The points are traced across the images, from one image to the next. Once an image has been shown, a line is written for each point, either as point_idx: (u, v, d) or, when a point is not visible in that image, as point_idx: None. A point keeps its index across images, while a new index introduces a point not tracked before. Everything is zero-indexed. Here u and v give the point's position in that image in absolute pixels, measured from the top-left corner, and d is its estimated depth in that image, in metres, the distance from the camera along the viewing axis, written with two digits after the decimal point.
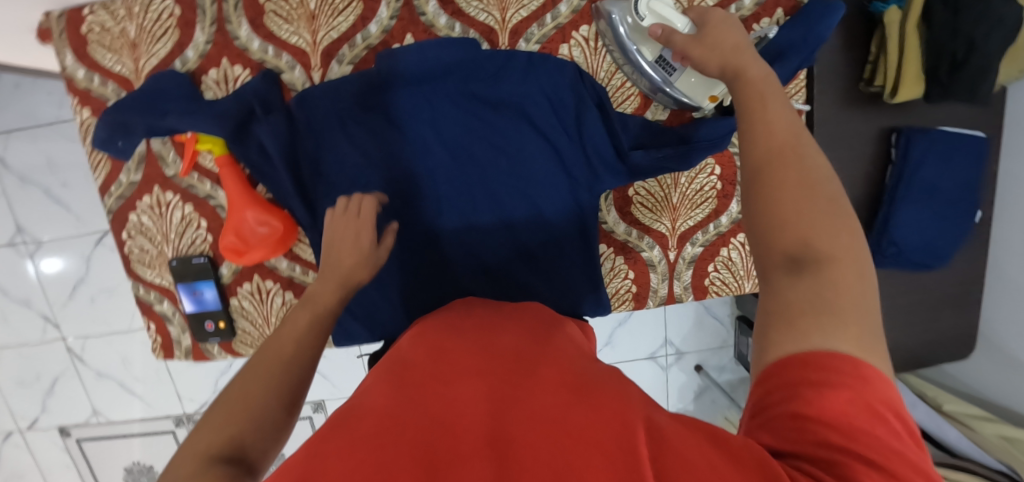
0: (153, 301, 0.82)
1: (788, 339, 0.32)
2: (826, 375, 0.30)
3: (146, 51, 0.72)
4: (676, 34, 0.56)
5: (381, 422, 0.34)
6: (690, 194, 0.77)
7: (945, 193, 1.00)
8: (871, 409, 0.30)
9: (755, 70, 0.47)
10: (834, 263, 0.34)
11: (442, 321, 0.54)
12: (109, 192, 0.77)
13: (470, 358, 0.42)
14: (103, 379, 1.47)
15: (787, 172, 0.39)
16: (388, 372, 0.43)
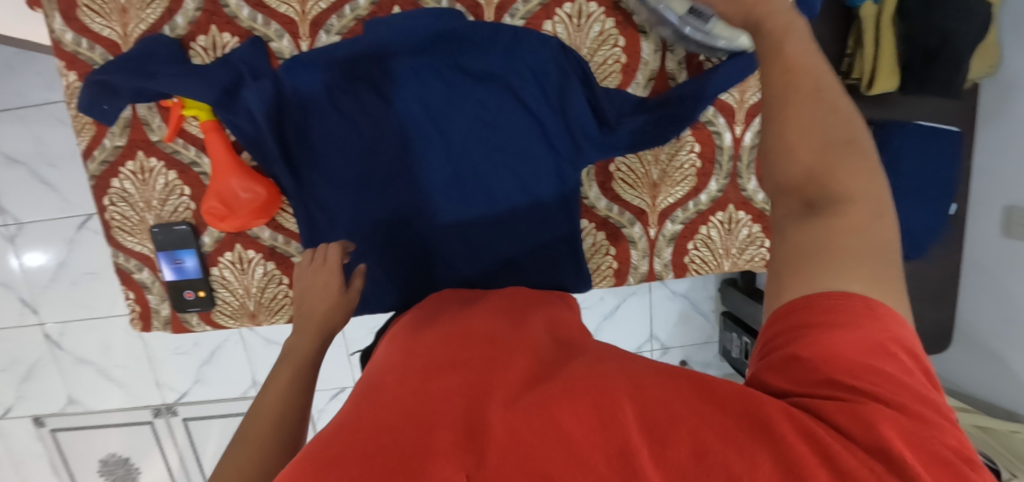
0: (133, 270, 0.82)
1: (799, 283, 0.39)
2: (835, 316, 0.36)
3: (135, 16, 0.73)
4: None
5: (360, 426, 0.35)
6: (670, 171, 0.78)
7: (920, 185, 1.03)
8: (879, 348, 0.35)
9: (774, 21, 0.51)
10: (846, 211, 0.41)
11: (419, 327, 0.55)
12: (92, 157, 0.77)
13: (443, 360, 0.43)
14: (83, 366, 1.44)
15: (811, 123, 0.44)
16: (366, 384, 0.44)
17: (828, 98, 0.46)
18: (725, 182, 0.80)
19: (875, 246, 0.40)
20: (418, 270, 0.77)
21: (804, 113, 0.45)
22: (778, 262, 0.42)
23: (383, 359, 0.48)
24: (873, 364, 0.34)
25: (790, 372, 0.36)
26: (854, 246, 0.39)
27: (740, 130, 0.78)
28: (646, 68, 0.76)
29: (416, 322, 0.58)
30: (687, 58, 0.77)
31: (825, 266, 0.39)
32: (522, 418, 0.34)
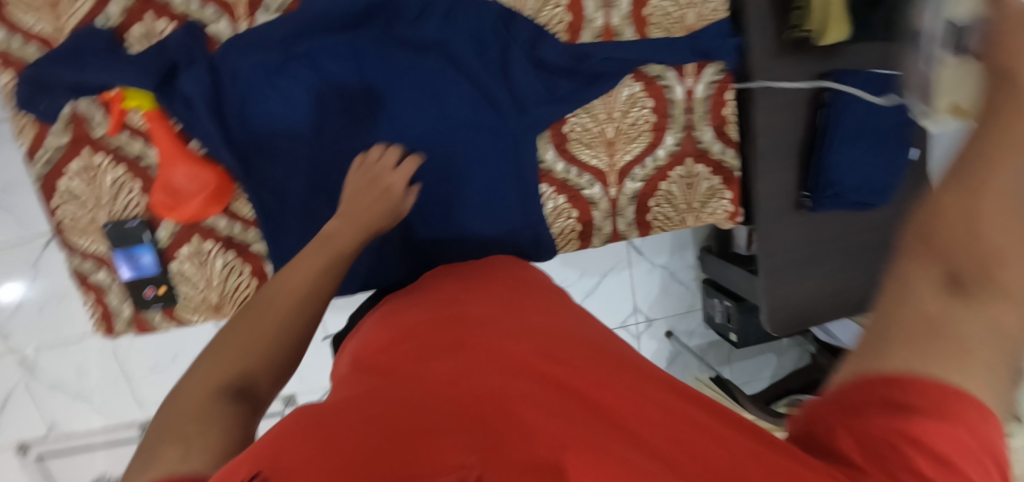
0: (90, 272, 0.80)
1: (911, 351, 0.32)
2: (948, 407, 0.30)
3: (67, 10, 0.71)
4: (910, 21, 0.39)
5: (361, 404, 0.32)
6: (625, 128, 0.79)
7: (878, 131, 1.03)
8: (973, 455, 0.29)
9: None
10: (1005, 298, 0.32)
11: (411, 309, 0.51)
12: (35, 158, 0.75)
13: (449, 346, 0.40)
14: (61, 389, 1.40)
15: (1010, 215, 0.34)
16: (360, 367, 0.41)
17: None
18: (680, 136, 0.81)
19: (1009, 353, 0.32)
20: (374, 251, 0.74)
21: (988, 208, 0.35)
22: (883, 324, 0.35)
23: (377, 337, 0.47)
24: (961, 470, 0.29)
25: (866, 452, 0.31)
26: (985, 342, 0.32)
27: (691, 83, 0.79)
28: (591, 26, 0.76)
29: (410, 303, 0.54)
30: (633, 13, 0.76)
31: (948, 355, 0.31)
32: (540, 407, 0.32)
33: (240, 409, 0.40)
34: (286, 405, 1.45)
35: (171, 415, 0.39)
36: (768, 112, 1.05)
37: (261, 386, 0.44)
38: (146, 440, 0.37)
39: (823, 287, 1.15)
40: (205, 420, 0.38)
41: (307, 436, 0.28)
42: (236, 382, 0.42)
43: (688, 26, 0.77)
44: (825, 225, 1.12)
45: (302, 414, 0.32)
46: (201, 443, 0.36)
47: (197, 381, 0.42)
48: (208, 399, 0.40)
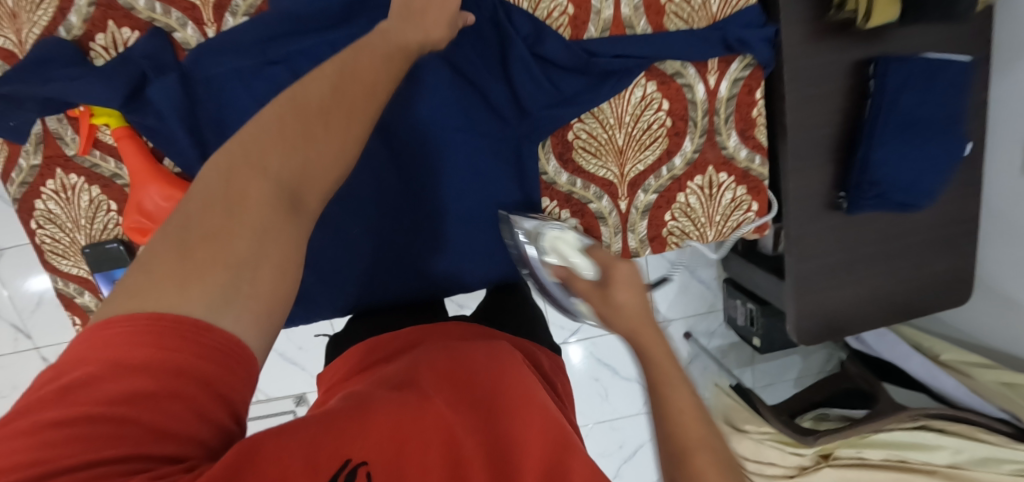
0: (74, 294, 0.77)
1: None
2: None
3: (27, 20, 0.66)
4: (579, 280, 0.57)
5: (431, 416, 0.40)
6: (637, 134, 0.71)
7: (927, 122, 0.92)
8: None
9: (625, 290, 0.52)
10: None
11: (438, 336, 0.58)
12: (10, 179, 0.71)
13: (505, 375, 0.47)
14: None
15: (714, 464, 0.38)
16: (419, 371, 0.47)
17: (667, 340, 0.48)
18: (701, 141, 0.72)
19: None
20: (361, 272, 0.71)
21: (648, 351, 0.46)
22: None
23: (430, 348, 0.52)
24: None
25: None
26: None
27: (713, 80, 0.69)
28: (598, 18, 0.66)
29: (460, 332, 0.59)
30: (645, 2, 0.66)
31: None
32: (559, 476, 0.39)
33: (292, 231, 0.40)
34: (298, 403, 1.44)
35: (219, 198, 0.38)
36: (803, 103, 0.95)
37: (311, 188, 0.43)
38: (187, 226, 0.37)
39: (862, 294, 1.05)
40: (258, 246, 0.38)
41: (391, 442, 0.37)
42: (290, 182, 0.41)
43: (712, 15, 0.67)
44: (870, 227, 1.02)
45: (388, 410, 0.39)
46: (250, 288, 0.36)
47: (248, 162, 0.40)
48: (260, 199, 0.39)
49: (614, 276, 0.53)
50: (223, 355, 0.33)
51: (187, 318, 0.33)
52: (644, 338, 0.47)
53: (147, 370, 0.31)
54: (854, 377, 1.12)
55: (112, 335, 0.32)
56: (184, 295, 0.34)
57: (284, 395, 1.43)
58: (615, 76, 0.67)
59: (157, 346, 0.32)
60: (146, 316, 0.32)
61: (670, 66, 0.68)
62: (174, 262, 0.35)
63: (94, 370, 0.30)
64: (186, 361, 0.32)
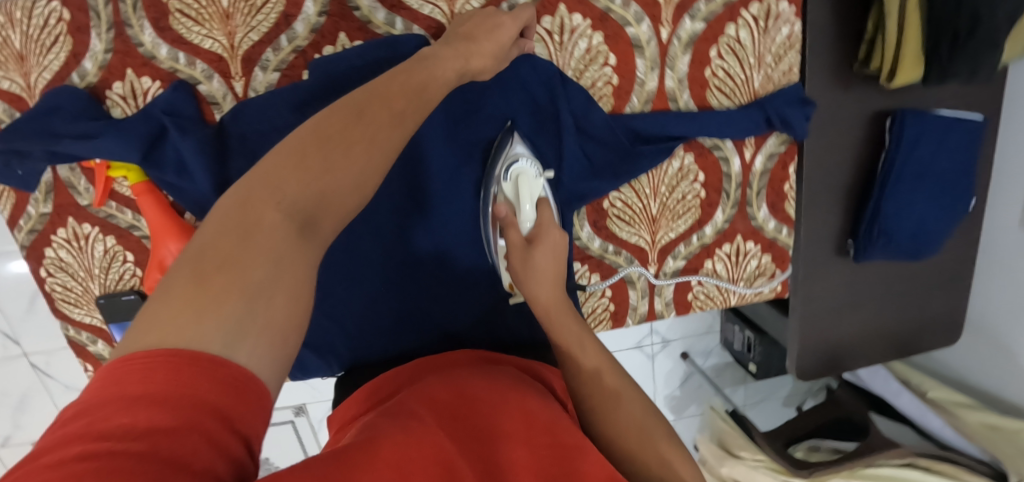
0: (86, 342, 0.74)
1: None
2: None
3: (37, 64, 0.62)
4: (510, 229, 0.56)
5: (432, 447, 0.39)
6: (671, 204, 0.72)
7: (936, 176, 0.94)
8: None
9: (550, 251, 0.54)
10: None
11: (437, 364, 0.61)
12: (17, 227, 0.68)
13: (504, 403, 0.47)
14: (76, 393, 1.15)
15: None
16: (420, 401, 0.46)
17: (573, 308, 0.54)
18: (732, 212, 0.74)
19: None
20: (389, 328, 0.71)
21: (557, 323, 0.52)
22: None
23: (432, 381, 0.51)
24: None
25: None
26: None
27: (749, 154, 0.71)
28: (642, 89, 0.67)
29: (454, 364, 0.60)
30: (690, 76, 0.67)
31: None
32: None
33: (300, 262, 0.35)
34: (296, 413, 1.32)
35: (231, 228, 0.33)
36: (822, 149, 0.95)
37: (330, 216, 0.38)
38: (200, 255, 0.31)
39: (861, 335, 1.08)
40: (272, 273, 0.32)
41: (398, 474, 0.35)
42: (306, 212, 0.36)
43: (754, 90, 0.69)
44: (874, 272, 1.05)
45: (389, 433, 0.39)
46: (264, 318, 0.31)
47: (266, 194, 0.35)
48: (274, 230, 0.34)
49: (545, 240, 0.54)
50: (243, 387, 0.28)
51: (201, 351, 0.27)
52: (555, 319, 0.52)
53: (164, 403, 0.25)
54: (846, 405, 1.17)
55: (123, 372, 0.26)
56: (199, 326, 0.28)
57: (283, 405, 1.31)
58: (658, 145, 0.67)
59: (176, 377, 0.26)
60: (161, 349, 0.27)
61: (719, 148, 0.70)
62: (186, 291, 0.29)
63: (97, 415, 0.24)
64: (203, 395, 0.26)
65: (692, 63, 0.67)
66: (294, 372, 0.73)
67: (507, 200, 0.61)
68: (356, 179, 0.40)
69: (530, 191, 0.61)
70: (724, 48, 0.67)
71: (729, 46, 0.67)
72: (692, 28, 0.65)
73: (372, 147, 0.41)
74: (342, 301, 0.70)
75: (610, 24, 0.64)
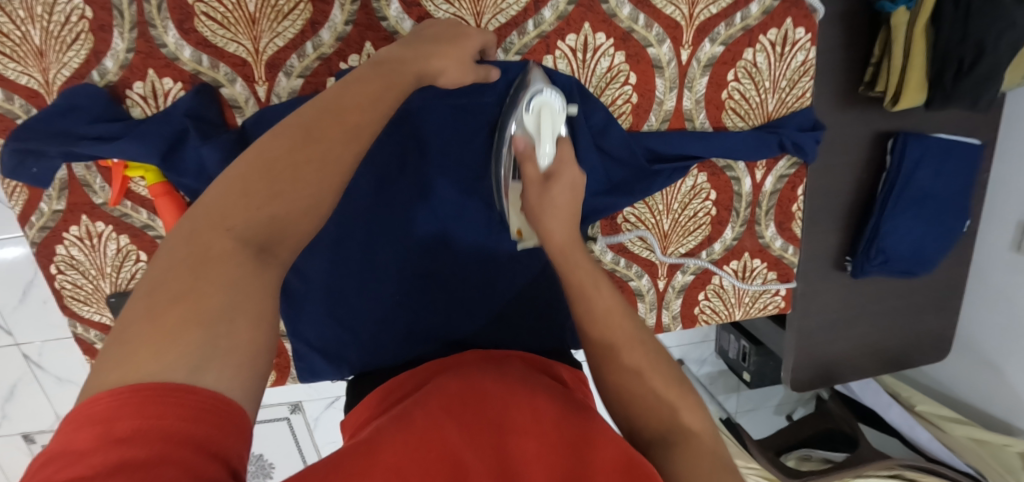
0: (94, 340, 0.74)
1: None
2: None
3: (56, 60, 0.61)
4: (529, 164, 0.58)
5: (435, 448, 0.40)
6: (683, 221, 0.73)
7: (935, 200, 0.97)
8: None
9: (567, 177, 0.59)
10: None
11: (454, 361, 0.62)
12: (29, 223, 0.67)
13: (513, 399, 0.48)
14: (68, 386, 1.11)
15: None
16: (431, 402, 0.47)
17: (583, 247, 0.58)
18: (741, 230, 0.75)
19: None
20: (401, 336, 0.70)
21: (570, 257, 0.56)
22: None
23: (443, 382, 0.52)
24: None
25: None
26: None
27: (760, 175, 0.73)
28: (660, 108, 0.69)
29: (467, 359, 0.61)
30: (707, 97, 0.69)
31: None
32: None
33: (259, 283, 0.36)
34: (292, 411, 1.31)
35: (183, 259, 0.34)
36: (826, 167, 0.98)
37: (285, 244, 0.40)
38: (156, 291, 0.32)
39: (856, 349, 1.11)
40: (230, 300, 0.34)
41: (395, 473, 0.36)
42: (259, 238, 0.38)
43: (767, 113, 0.71)
44: (870, 289, 1.08)
45: (392, 437, 0.41)
46: (228, 342, 0.32)
47: (211, 222, 0.37)
48: (227, 257, 0.35)
49: (563, 175, 0.58)
50: (212, 414, 0.29)
51: (162, 382, 0.29)
52: (568, 255, 0.56)
53: (136, 440, 0.26)
54: (837, 419, 1.21)
55: (92, 415, 0.27)
56: (158, 359, 0.30)
57: (279, 402, 1.29)
58: (684, 164, 0.69)
59: (144, 414, 0.27)
60: (122, 388, 0.28)
61: (733, 170, 0.72)
62: (144, 327, 0.31)
63: (73, 455, 0.25)
64: (174, 427, 0.27)
65: (710, 85, 0.69)
66: (303, 375, 0.73)
67: (526, 135, 0.60)
68: (313, 196, 0.42)
69: (552, 126, 0.59)
70: (741, 71, 0.69)
71: (746, 70, 0.69)
72: (712, 50, 0.67)
73: (326, 165, 0.43)
74: (355, 307, 0.70)
75: (631, 44, 0.66)
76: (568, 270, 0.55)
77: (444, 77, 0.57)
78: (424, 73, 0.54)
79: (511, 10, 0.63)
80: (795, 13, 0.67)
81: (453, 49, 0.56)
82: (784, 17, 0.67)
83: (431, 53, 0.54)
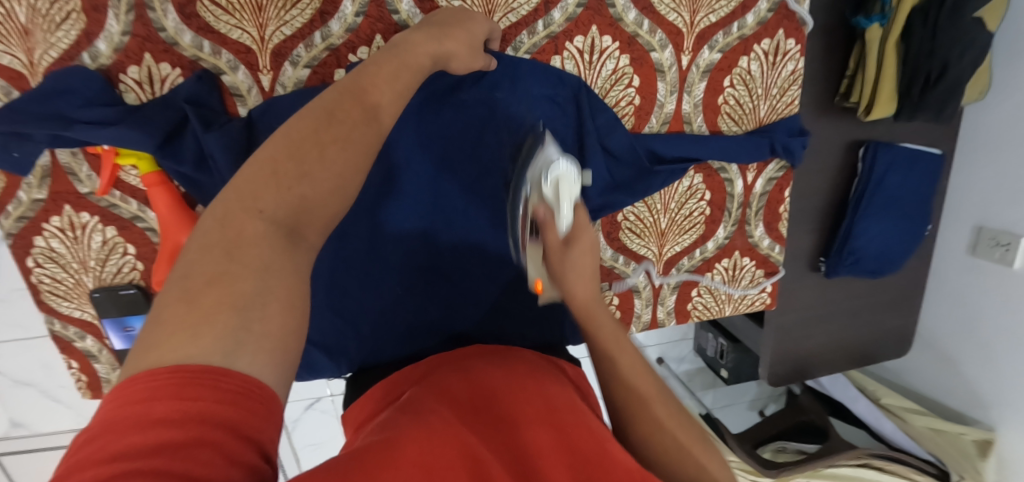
0: (73, 338, 0.70)
1: None
2: None
3: (43, 40, 0.57)
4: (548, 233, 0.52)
5: (453, 439, 0.39)
6: (679, 220, 0.76)
7: (902, 204, 1.03)
8: None
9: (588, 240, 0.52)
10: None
11: (458, 351, 0.61)
12: (5, 212, 0.62)
13: (523, 393, 0.46)
14: (26, 391, 0.96)
15: None
16: (441, 395, 0.46)
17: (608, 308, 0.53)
18: (732, 229, 0.79)
19: None
20: (404, 329, 0.69)
21: (594, 322, 0.51)
22: None
23: (449, 372, 0.51)
24: None
25: None
26: None
27: (751, 177, 0.77)
28: (661, 111, 0.71)
29: (471, 349, 0.60)
30: (704, 101, 0.72)
31: None
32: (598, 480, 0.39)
33: (292, 269, 0.34)
34: None
35: (218, 240, 0.32)
36: (804, 173, 1.03)
37: (310, 229, 0.37)
38: (188, 275, 0.31)
39: (827, 344, 1.17)
40: (261, 285, 0.32)
41: (421, 469, 0.35)
42: (288, 219, 0.36)
43: (759, 118, 0.75)
44: (843, 289, 1.14)
45: (407, 431, 0.38)
46: (260, 327, 0.30)
47: (242, 202, 0.34)
48: (258, 240, 0.33)
49: (584, 240, 0.52)
50: (246, 398, 0.27)
51: (200, 365, 0.27)
52: (592, 322, 0.51)
53: (173, 423, 0.25)
54: (809, 411, 1.26)
55: (129, 396, 0.26)
56: (195, 342, 0.28)
57: None
58: (686, 163, 0.71)
59: (179, 397, 0.26)
60: (160, 369, 0.26)
61: (726, 173, 0.75)
62: (178, 311, 0.29)
63: (107, 437, 0.24)
64: (209, 410, 0.26)
65: (707, 89, 0.72)
66: (301, 373, 0.72)
67: (543, 203, 0.55)
68: (337, 180, 0.39)
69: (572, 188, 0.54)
70: (736, 78, 0.72)
71: (741, 77, 0.72)
72: (710, 57, 0.70)
73: (349, 145, 0.41)
74: (356, 302, 0.69)
75: (635, 48, 0.68)
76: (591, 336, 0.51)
77: (454, 61, 0.56)
78: (440, 56, 0.53)
79: (522, 10, 0.65)
80: (786, 25, 0.71)
81: (459, 32, 0.56)
82: (777, 28, 0.71)
83: (445, 34, 0.54)
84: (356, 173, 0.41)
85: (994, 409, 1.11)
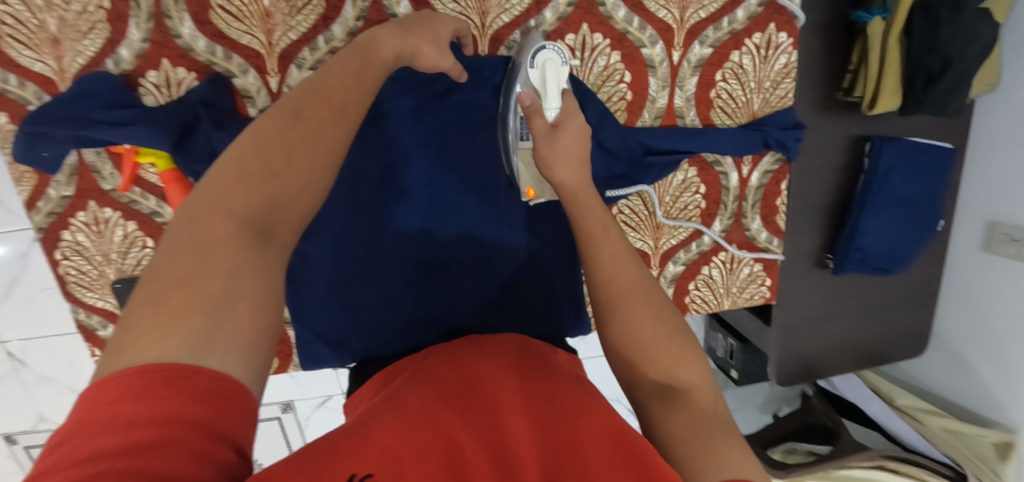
0: (97, 327, 0.75)
1: None
2: None
3: (71, 49, 0.62)
4: (536, 118, 0.60)
5: (430, 426, 0.40)
6: (674, 212, 0.77)
7: (909, 201, 1.02)
8: None
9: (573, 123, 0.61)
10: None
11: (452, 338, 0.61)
12: (36, 208, 0.67)
13: (503, 379, 0.47)
14: (53, 385, 1.02)
15: None
16: (425, 383, 0.47)
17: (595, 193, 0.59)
18: (729, 222, 0.80)
19: None
20: (403, 321, 0.71)
21: (582, 201, 0.57)
22: None
23: (437, 362, 0.52)
24: None
25: None
26: None
27: (747, 170, 0.77)
28: (653, 106, 0.73)
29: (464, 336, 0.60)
30: (696, 95, 0.73)
31: None
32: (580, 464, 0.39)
33: (264, 267, 0.36)
34: (284, 410, 1.29)
35: (184, 243, 0.34)
36: (805, 168, 1.02)
37: (284, 223, 0.40)
38: (157, 278, 0.33)
39: (836, 344, 1.15)
40: (231, 286, 0.33)
41: (388, 454, 0.36)
42: (259, 218, 0.38)
43: (752, 112, 0.75)
44: (852, 286, 1.12)
45: (380, 419, 0.40)
46: (230, 326, 0.32)
47: (210, 207, 0.37)
48: (227, 240, 0.35)
49: (570, 125, 0.61)
50: (217, 397, 0.29)
51: (170, 365, 0.29)
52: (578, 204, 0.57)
53: (142, 424, 0.27)
54: (819, 413, 1.25)
55: (100, 398, 0.28)
56: (163, 344, 0.30)
57: (269, 402, 1.27)
58: (680, 155, 0.73)
59: (150, 397, 0.28)
60: (130, 370, 0.28)
61: (722, 166, 0.76)
62: (147, 315, 0.31)
63: (80, 438, 0.26)
64: (178, 409, 0.28)
65: (699, 84, 0.73)
66: (306, 362, 0.75)
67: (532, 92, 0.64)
68: (308, 182, 0.42)
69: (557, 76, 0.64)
70: (728, 72, 0.73)
71: (733, 71, 0.73)
72: (701, 52, 0.72)
73: (319, 146, 0.43)
74: (355, 295, 0.71)
75: (626, 45, 0.70)
76: (580, 214, 0.56)
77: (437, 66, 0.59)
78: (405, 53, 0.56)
79: (515, 10, 0.69)
80: (777, 18, 0.72)
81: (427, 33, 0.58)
82: (768, 22, 0.72)
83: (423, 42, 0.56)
84: (327, 172, 0.44)
85: (1011, 407, 1.08)
